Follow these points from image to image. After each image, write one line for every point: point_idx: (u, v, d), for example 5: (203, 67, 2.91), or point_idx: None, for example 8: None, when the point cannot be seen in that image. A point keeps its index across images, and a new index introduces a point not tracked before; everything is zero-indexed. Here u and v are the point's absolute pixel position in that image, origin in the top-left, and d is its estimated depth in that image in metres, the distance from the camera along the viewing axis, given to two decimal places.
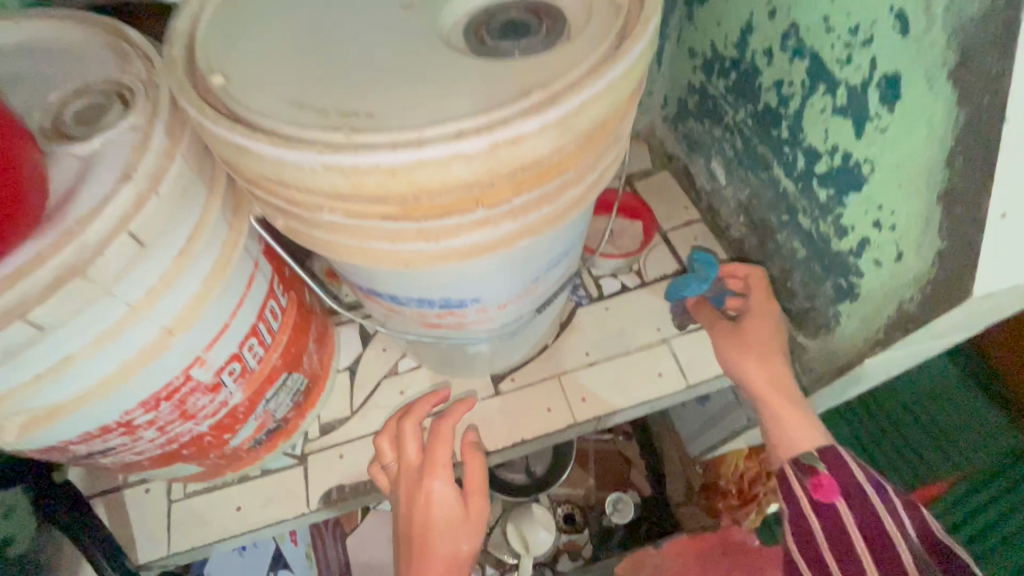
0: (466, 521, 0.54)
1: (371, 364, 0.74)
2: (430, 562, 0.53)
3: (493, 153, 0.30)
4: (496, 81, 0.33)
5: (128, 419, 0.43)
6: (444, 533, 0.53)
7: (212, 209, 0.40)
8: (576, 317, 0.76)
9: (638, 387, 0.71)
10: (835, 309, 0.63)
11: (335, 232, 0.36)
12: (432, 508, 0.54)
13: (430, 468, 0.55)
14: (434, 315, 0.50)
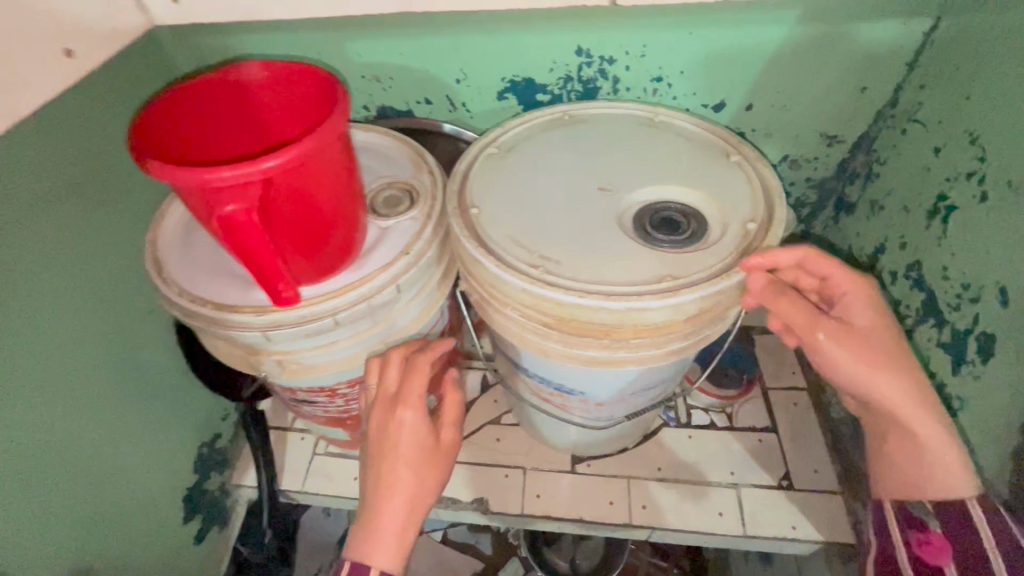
0: (434, 454, 0.54)
1: (482, 408, 0.91)
2: (386, 519, 0.52)
3: (626, 311, 0.47)
4: (645, 264, 0.50)
5: (334, 386, 0.64)
6: (411, 472, 0.52)
7: (438, 275, 0.61)
8: (659, 434, 0.86)
9: (696, 516, 0.79)
10: None
11: (511, 322, 0.55)
12: (403, 437, 0.52)
13: (403, 396, 0.53)
14: (548, 393, 0.67)
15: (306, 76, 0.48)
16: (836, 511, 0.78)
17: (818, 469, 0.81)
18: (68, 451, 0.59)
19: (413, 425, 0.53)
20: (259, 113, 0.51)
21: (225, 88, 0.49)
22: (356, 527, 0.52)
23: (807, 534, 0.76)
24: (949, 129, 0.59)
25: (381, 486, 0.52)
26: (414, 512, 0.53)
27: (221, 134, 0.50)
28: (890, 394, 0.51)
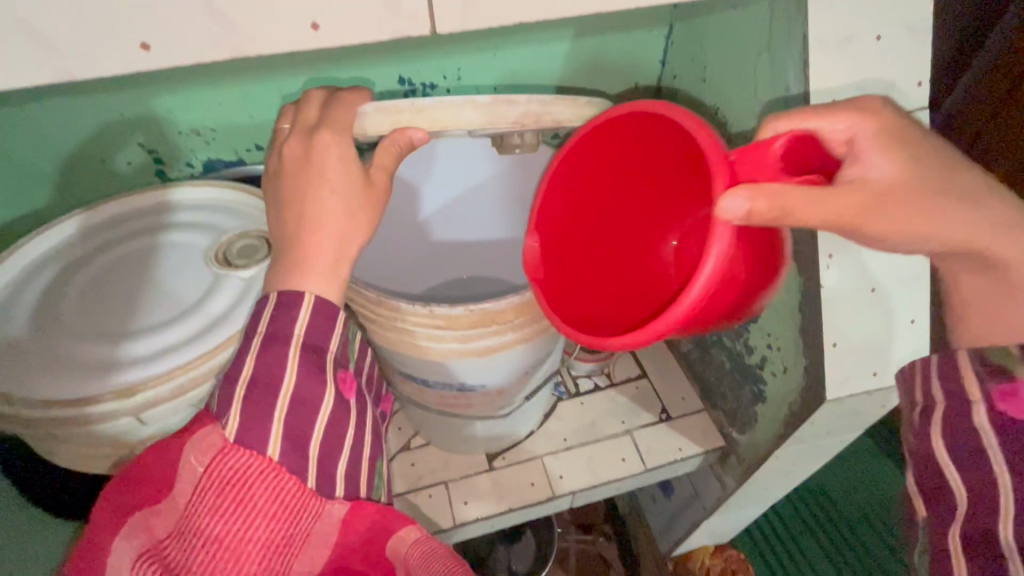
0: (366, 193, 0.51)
1: (389, 438, 0.90)
2: (315, 240, 0.49)
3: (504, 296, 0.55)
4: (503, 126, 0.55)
5: None
6: (341, 194, 0.50)
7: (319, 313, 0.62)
8: (556, 409, 0.94)
9: (604, 469, 0.88)
10: (754, 407, 0.83)
11: (400, 333, 0.58)
12: (328, 162, 0.50)
13: (324, 177, 0.49)
14: (452, 395, 0.71)
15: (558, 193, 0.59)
16: (706, 424, 0.93)
17: (685, 396, 0.96)
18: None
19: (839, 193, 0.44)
20: (595, 213, 0.61)
21: (559, 239, 0.60)
22: (277, 263, 0.50)
23: (691, 451, 0.90)
24: (700, 105, 0.76)
25: (303, 216, 0.49)
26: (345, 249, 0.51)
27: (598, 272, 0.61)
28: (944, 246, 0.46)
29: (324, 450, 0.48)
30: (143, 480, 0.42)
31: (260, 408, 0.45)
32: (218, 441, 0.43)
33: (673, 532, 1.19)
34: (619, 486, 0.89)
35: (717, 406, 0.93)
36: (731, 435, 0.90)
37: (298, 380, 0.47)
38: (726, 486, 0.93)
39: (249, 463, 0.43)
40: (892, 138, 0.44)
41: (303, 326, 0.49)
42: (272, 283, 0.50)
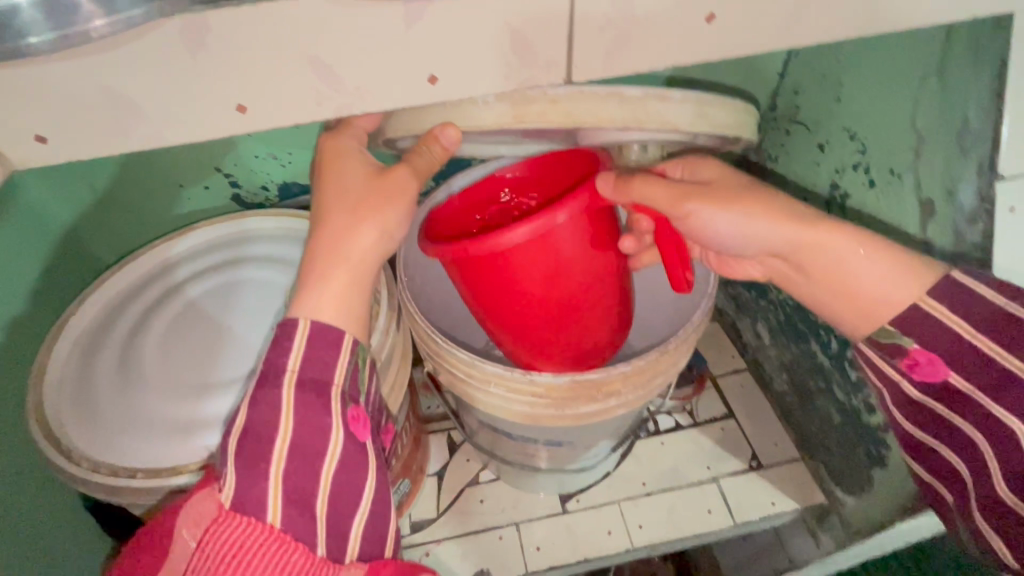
0: (377, 198, 0.39)
1: (457, 471, 0.86)
2: (320, 272, 0.40)
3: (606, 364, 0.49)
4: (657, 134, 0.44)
5: None
6: (352, 212, 0.39)
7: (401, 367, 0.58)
8: (633, 449, 0.87)
9: (689, 521, 0.81)
10: (870, 471, 0.73)
11: (491, 401, 0.52)
12: (346, 161, 0.40)
13: (334, 196, 0.40)
14: (535, 448, 0.66)
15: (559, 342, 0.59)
16: (803, 476, 0.84)
17: (777, 442, 0.87)
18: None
19: (734, 220, 0.48)
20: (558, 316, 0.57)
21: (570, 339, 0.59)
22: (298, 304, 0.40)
23: (786, 506, 0.82)
24: (827, 128, 0.66)
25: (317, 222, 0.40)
26: (356, 264, 0.40)
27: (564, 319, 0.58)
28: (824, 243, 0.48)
29: (342, 495, 0.37)
30: (145, 543, 0.35)
31: (255, 465, 0.35)
32: (210, 511, 0.34)
33: None
34: (704, 539, 0.82)
35: (818, 459, 0.83)
36: (834, 492, 0.81)
37: (296, 422, 0.36)
38: (823, 545, 0.84)
39: (255, 527, 0.34)
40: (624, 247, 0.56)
41: (298, 356, 0.38)
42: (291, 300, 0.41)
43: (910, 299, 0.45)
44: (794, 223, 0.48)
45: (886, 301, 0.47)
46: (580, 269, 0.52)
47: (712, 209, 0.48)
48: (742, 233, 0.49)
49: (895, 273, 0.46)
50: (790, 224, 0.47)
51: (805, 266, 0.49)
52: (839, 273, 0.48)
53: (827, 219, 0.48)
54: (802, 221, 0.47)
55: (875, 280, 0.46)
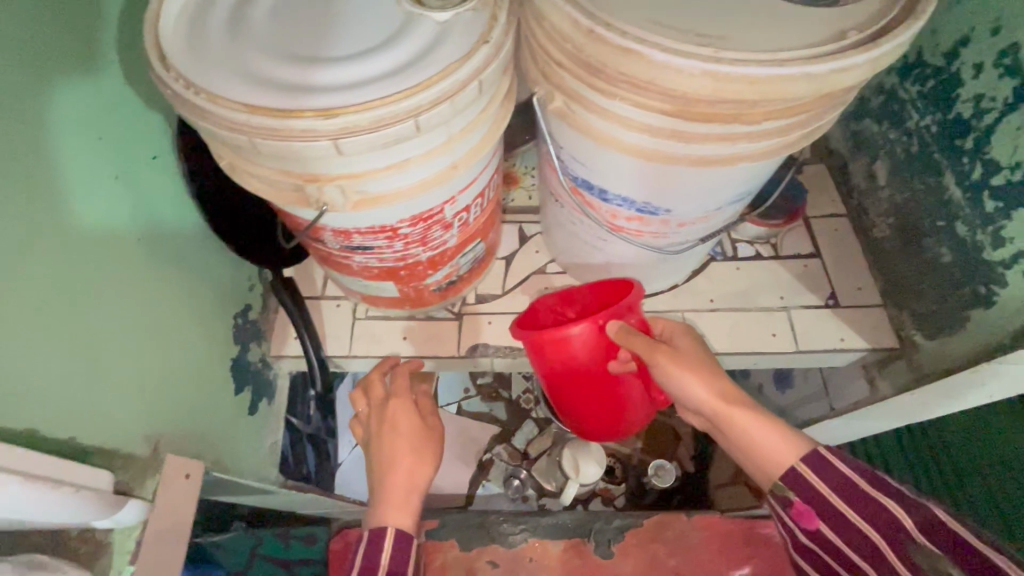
0: (390, 469, 0.59)
1: (525, 260, 0.87)
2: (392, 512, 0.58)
3: (753, 99, 0.42)
4: (817, 26, 0.42)
5: (397, 225, 0.58)
6: (413, 463, 0.60)
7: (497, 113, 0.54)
8: (706, 269, 0.85)
9: (749, 338, 0.80)
10: (967, 311, 0.68)
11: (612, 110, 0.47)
12: (401, 457, 0.60)
13: (392, 458, 0.60)
14: (625, 217, 0.62)
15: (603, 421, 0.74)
16: (879, 322, 0.81)
17: (860, 287, 0.83)
18: (122, 321, 0.52)
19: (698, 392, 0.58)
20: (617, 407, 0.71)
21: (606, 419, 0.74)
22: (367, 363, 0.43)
23: (855, 344, 0.80)
24: None
25: (390, 462, 0.59)
26: (400, 500, 0.59)
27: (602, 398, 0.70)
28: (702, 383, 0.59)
29: None
30: None
31: None
32: None
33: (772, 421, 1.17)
34: (758, 360, 0.82)
35: (902, 306, 0.79)
36: (910, 337, 0.77)
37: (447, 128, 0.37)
38: (876, 393, 0.83)
39: None
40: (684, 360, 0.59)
41: (389, 555, 0.57)
42: (369, 513, 0.59)
43: (788, 463, 0.55)
44: (714, 390, 0.58)
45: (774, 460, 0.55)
46: (586, 360, 0.64)
47: (671, 368, 0.59)
48: (688, 396, 0.59)
49: (781, 442, 0.55)
50: (716, 393, 0.58)
51: (732, 435, 0.58)
52: (749, 440, 0.57)
53: (749, 405, 0.57)
54: (717, 393, 0.58)
55: (768, 446, 0.56)
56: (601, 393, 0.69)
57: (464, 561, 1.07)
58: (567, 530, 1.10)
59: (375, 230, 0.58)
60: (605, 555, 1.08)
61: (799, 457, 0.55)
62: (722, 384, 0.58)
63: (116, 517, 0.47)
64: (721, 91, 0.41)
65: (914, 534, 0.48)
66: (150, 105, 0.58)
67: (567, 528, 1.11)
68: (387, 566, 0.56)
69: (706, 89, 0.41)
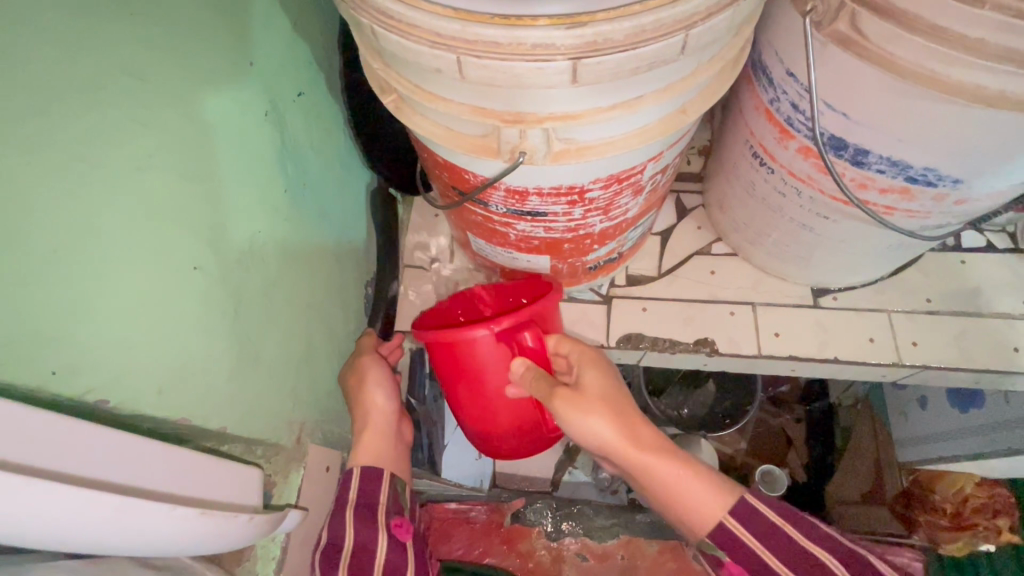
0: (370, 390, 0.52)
1: (685, 238, 0.73)
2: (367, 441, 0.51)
3: None
4: None
5: (587, 186, 0.46)
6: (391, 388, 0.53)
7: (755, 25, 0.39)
8: (921, 260, 0.68)
9: (979, 354, 0.64)
10: None
11: None
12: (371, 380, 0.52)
13: (370, 383, 0.52)
14: (882, 190, 0.47)
15: (519, 454, 0.59)
16: None
17: None
18: (269, 289, 0.44)
19: (617, 438, 0.48)
20: (535, 432, 0.57)
21: (513, 452, 0.59)
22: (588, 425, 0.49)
23: None
24: None
25: (364, 388, 0.52)
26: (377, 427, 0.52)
27: (513, 426, 0.56)
28: (621, 439, 0.48)
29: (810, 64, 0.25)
30: None
31: None
32: None
33: (939, 443, 0.99)
34: (983, 380, 0.65)
35: None
36: None
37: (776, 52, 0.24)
38: None
39: None
40: (611, 407, 0.49)
41: (358, 488, 0.48)
42: (354, 456, 0.51)
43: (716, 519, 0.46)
44: (623, 429, 0.49)
45: (698, 513, 0.47)
46: (500, 378, 0.52)
47: (572, 412, 0.49)
48: (586, 436, 0.49)
49: (715, 498, 0.46)
50: (635, 439, 0.48)
51: (654, 490, 0.49)
52: (673, 493, 0.48)
53: (657, 448, 0.48)
54: (626, 434, 0.49)
55: (693, 500, 0.47)
56: (500, 416, 0.55)
57: (553, 552, 0.95)
58: (657, 532, 0.95)
59: (560, 191, 0.46)
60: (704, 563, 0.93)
61: (727, 510, 0.46)
62: (630, 419, 0.49)
63: (281, 528, 0.40)
64: None
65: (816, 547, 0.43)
66: (297, 31, 0.48)
67: (658, 530, 0.96)
68: (388, 503, 0.49)
69: None
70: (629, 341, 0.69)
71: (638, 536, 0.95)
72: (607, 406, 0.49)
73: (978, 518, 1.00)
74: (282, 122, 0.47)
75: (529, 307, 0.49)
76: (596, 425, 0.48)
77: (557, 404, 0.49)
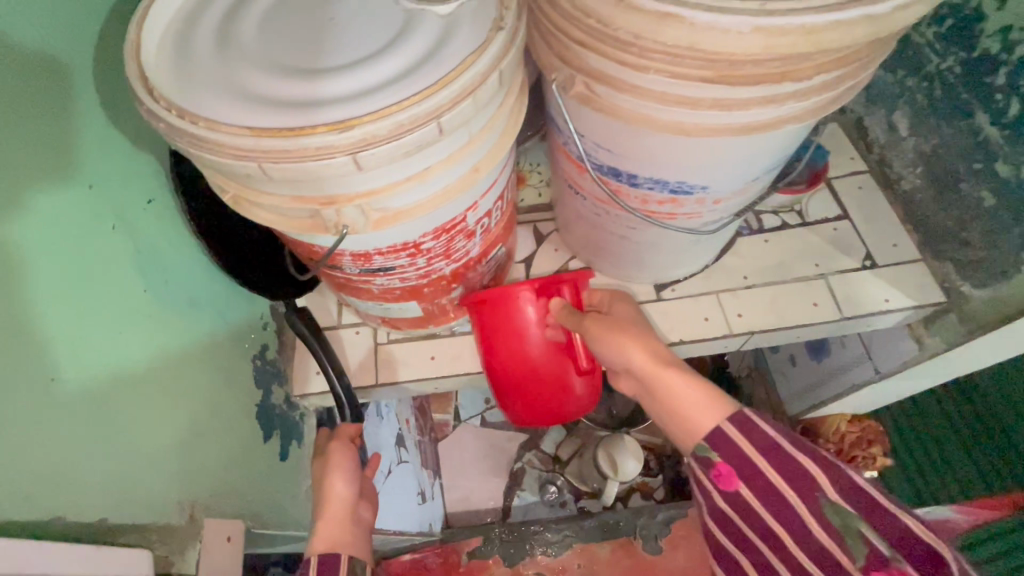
0: (332, 474, 0.61)
1: (546, 262, 0.83)
2: (324, 527, 0.59)
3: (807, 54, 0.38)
4: None
5: (420, 240, 0.54)
6: (345, 479, 0.61)
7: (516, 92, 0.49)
8: (734, 245, 0.81)
9: (791, 312, 0.77)
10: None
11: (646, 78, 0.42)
12: (336, 468, 0.61)
13: (333, 468, 0.61)
14: (657, 201, 0.58)
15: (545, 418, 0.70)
16: (923, 277, 0.77)
17: (895, 244, 0.80)
18: (140, 384, 0.48)
19: (636, 357, 0.55)
20: (547, 394, 0.68)
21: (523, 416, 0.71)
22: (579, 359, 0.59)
23: (900, 303, 0.76)
24: None
25: (327, 474, 0.61)
26: (334, 512, 0.60)
27: (527, 388, 0.68)
28: (649, 360, 0.55)
29: None
30: None
31: None
32: None
33: (810, 392, 1.14)
34: (801, 333, 0.78)
35: (944, 258, 0.75)
36: (958, 290, 0.74)
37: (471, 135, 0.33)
38: (926, 349, 0.79)
39: None
40: (627, 327, 0.58)
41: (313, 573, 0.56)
42: (312, 544, 0.59)
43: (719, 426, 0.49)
44: (646, 354, 0.56)
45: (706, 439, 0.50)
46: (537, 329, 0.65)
47: (607, 336, 0.57)
48: (619, 355, 0.57)
49: (708, 402, 0.51)
50: (653, 355, 0.55)
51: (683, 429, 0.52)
52: (680, 409, 0.52)
53: (680, 366, 0.54)
54: (653, 359, 0.55)
55: (702, 418, 0.50)
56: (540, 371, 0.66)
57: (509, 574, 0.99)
58: (602, 531, 1.02)
59: (397, 248, 0.53)
60: (655, 552, 1.00)
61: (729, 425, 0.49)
62: (644, 350, 0.56)
63: None
64: (775, 50, 0.37)
65: (833, 496, 0.44)
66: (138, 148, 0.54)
67: (603, 529, 1.03)
68: None
69: (763, 54, 0.37)
70: None
71: (589, 542, 1.01)
72: (620, 326, 0.58)
73: (857, 450, 1.15)
74: (135, 230, 0.52)
75: (575, 275, 0.64)
76: (632, 355, 0.56)
77: (595, 330, 0.58)
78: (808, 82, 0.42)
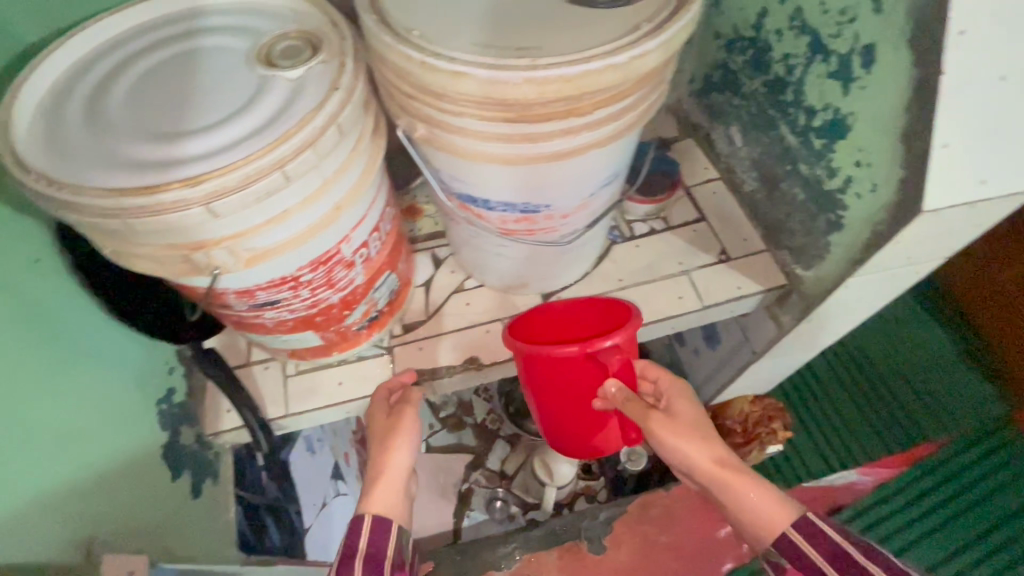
0: (412, 427, 0.61)
1: (443, 283, 0.90)
2: (396, 484, 0.58)
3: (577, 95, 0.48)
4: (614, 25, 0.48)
5: (298, 273, 0.60)
6: (405, 441, 0.60)
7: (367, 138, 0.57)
8: (610, 253, 0.91)
9: (661, 305, 0.87)
10: (829, 222, 0.76)
11: (462, 121, 0.51)
12: (409, 426, 0.61)
13: (401, 428, 0.61)
14: (513, 220, 0.67)
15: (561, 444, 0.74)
16: (768, 265, 0.90)
17: (745, 239, 0.92)
18: (32, 429, 0.51)
19: (709, 454, 0.57)
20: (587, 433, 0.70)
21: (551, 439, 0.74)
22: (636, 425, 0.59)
23: (751, 289, 0.88)
24: None
25: (391, 434, 0.60)
26: (392, 475, 0.59)
27: (548, 416, 0.70)
28: (716, 455, 0.57)
29: None
30: None
31: None
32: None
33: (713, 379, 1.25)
34: (674, 324, 0.89)
35: (781, 247, 0.88)
36: (794, 273, 0.86)
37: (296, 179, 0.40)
38: (782, 327, 0.91)
39: None
40: (701, 429, 0.58)
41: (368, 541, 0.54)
42: (364, 504, 0.57)
43: (780, 532, 0.52)
44: (708, 457, 0.57)
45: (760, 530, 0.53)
46: (592, 389, 0.64)
47: (668, 434, 0.57)
48: (671, 453, 0.58)
49: (779, 508, 0.53)
50: (717, 460, 0.56)
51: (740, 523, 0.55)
52: (728, 502, 0.55)
53: (741, 470, 0.55)
54: (716, 459, 0.56)
55: (763, 516, 0.53)
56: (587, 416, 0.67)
57: None
58: (553, 537, 1.06)
59: (276, 283, 0.59)
60: (600, 552, 1.05)
61: (786, 526, 0.52)
62: (725, 457, 0.57)
63: None
64: (547, 94, 0.46)
65: (837, 537, 0.50)
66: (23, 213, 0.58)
67: (554, 535, 1.06)
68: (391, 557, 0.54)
69: (541, 98, 0.47)
70: (416, 376, 0.83)
71: (538, 550, 1.05)
72: (669, 419, 0.58)
73: (761, 428, 1.19)
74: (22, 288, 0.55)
75: (626, 334, 0.60)
76: (684, 447, 0.57)
77: (653, 425, 0.58)
78: (594, 116, 0.52)
